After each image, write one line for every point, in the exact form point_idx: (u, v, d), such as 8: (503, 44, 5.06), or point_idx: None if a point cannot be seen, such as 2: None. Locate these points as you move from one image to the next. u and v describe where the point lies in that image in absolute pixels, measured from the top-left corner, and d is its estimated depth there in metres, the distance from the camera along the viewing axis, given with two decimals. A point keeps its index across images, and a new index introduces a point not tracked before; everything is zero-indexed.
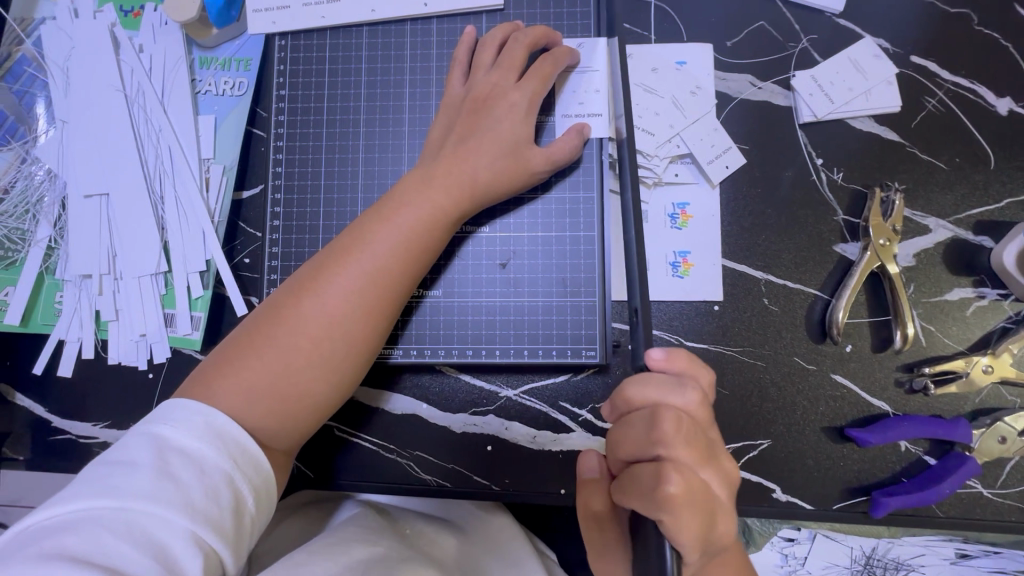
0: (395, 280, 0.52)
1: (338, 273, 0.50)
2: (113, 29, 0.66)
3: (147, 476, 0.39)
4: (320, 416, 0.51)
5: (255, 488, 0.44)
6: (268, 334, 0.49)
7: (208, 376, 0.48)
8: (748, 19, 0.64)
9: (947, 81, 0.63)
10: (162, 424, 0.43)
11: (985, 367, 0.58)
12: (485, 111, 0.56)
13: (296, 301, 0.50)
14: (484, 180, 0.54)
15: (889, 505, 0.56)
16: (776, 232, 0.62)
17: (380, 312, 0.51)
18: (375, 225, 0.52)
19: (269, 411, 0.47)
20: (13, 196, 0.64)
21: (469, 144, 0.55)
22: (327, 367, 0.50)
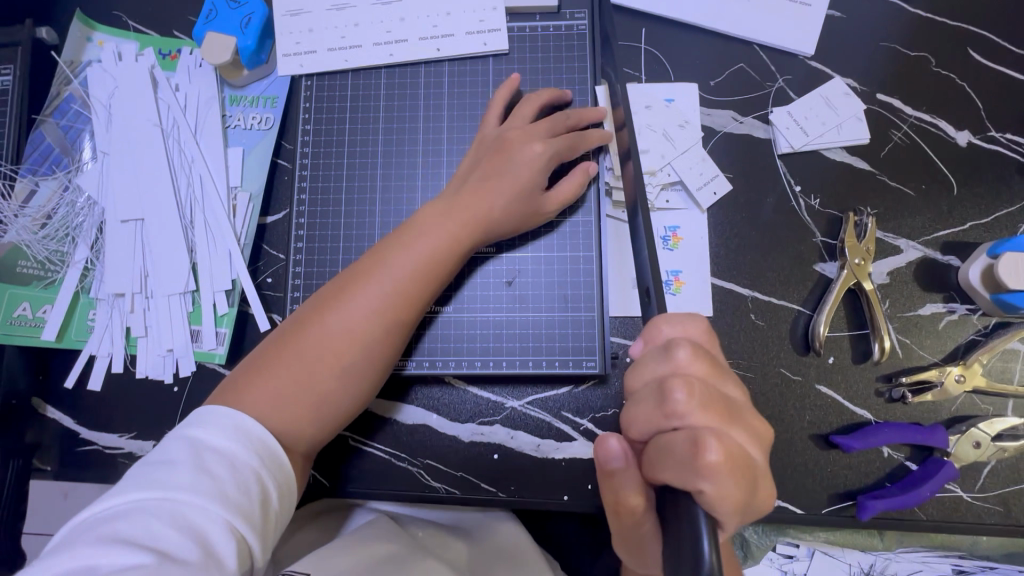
0: (414, 301, 0.56)
1: (361, 292, 0.55)
2: (153, 71, 0.72)
3: (186, 471, 0.42)
4: (339, 422, 0.56)
5: (279, 484, 0.47)
6: (294, 344, 0.53)
7: (238, 385, 0.51)
8: (729, 62, 0.71)
9: (910, 115, 0.69)
10: (195, 427, 0.46)
11: (957, 377, 0.62)
12: (508, 154, 0.60)
13: (321, 318, 0.54)
14: (497, 216, 0.59)
15: (875, 508, 0.60)
16: (761, 252, 0.67)
17: (397, 330, 0.56)
18: (397, 250, 0.56)
19: (295, 417, 0.52)
20: (55, 221, 0.69)
21: (490, 183, 0.59)
22: (348, 379, 0.54)
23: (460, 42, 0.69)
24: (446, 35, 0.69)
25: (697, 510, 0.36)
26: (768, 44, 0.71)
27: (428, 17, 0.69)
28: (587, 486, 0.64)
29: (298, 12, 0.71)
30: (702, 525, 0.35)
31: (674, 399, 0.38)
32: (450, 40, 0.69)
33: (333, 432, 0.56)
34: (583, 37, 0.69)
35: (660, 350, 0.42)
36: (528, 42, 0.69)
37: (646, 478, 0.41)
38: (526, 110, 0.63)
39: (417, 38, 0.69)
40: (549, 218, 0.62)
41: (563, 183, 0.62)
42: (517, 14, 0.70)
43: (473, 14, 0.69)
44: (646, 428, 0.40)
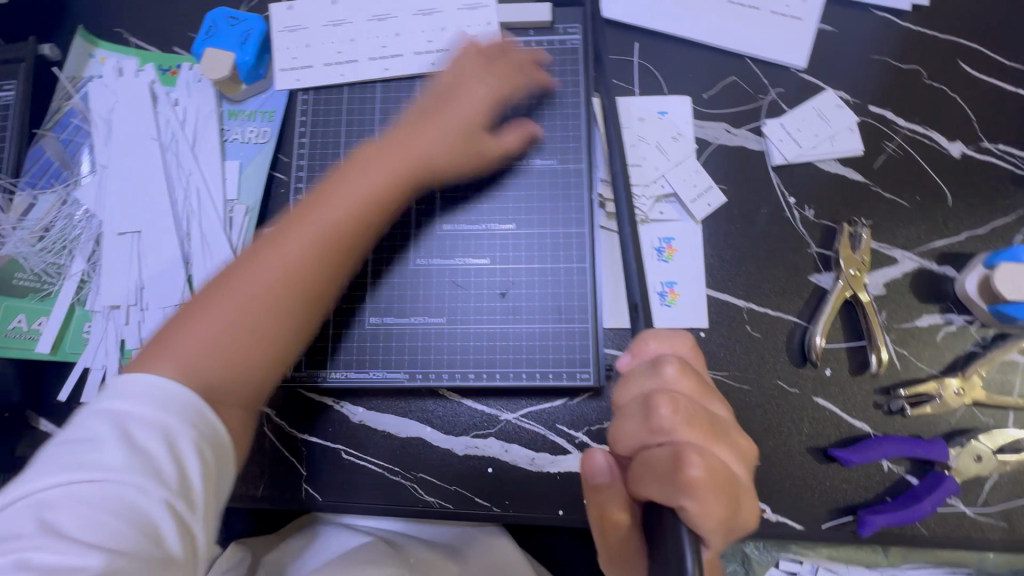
0: (351, 230, 0.56)
1: (296, 228, 0.54)
2: (153, 86, 0.73)
3: (114, 451, 0.41)
4: (279, 365, 0.53)
5: (217, 446, 0.45)
6: (228, 285, 0.51)
7: (166, 338, 0.49)
8: (721, 75, 0.72)
9: (903, 127, 0.70)
10: (119, 398, 0.44)
11: (956, 390, 0.62)
12: (449, 99, 0.63)
13: (254, 256, 0.53)
14: (437, 157, 0.61)
15: (875, 523, 0.59)
16: (756, 263, 0.67)
17: (335, 262, 0.55)
18: (332, 188, 0.57)
19: (226, 357, 0.49)
20: (53, 234, 0.70)
21: (431, 124, 0.62)
22: (284, 314, 0.52)
23: (455, 56, 0.70)
24: (441, 49, 0.70)
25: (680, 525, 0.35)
26: (760, 58, 0.72)
27: (423, 32, 0.70)
28: (583, 500, 0.63)
29: (296, 29, 0.72)
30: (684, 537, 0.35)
31: (654, 413, 0.38)
32: (444, 55, 0.70)
33: (274, 381, 0.53)
34: (576, 52, 0.70)
35: (649, 364, 0.42)
36: None
37: (630, 493, 0.41)
38: (473, 58, 0.66)
39: (413, 53, 0.70)
40: (492, 161, 0.65)
41: (505, 133, 0.66)
42: (511, 29, 0.71)
43: (468, 30, 0.70)
44: (631, 443, 0.40)
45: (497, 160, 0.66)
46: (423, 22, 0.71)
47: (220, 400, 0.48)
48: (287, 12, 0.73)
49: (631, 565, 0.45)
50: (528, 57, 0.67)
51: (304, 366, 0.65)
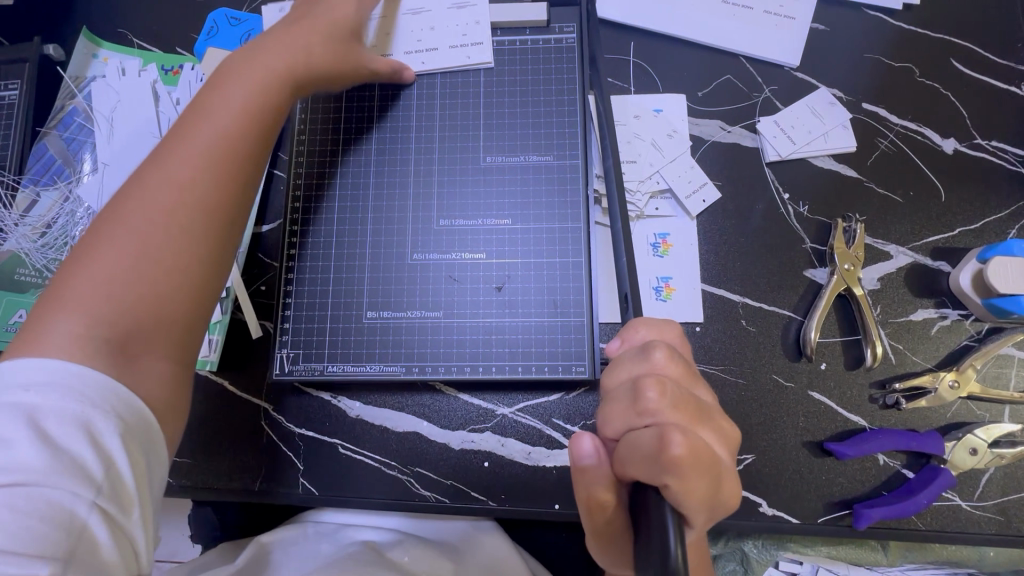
0: (238, 139, 0.54)
1: (178, 145, 0.52)
2: (155, 85, 0.75)
3: (30, 453, 0.39)
4: (203, 290, 0.51)
5: (145, 442, 0.44)
6: (116, 217, 0.49)
7: (61, 287, 0.47)
8: (716, 74, 0.73)
9: (896, 124, 0.70)
10: (28, 392, 0.41)
11: (951, 383, 0.62)
12: (309, 6, 0.63)
13: (137, 187, 0.51)
14: (316, 60, 0.61)
15: (871, 516, 0.59)
16: (751, 259, 0.68)
17: (231, 172, 0.53)
18: (203, 106, 0.55)
19: (134, 294, 0.48)
20: (54, 231, 0.70)
21: (293, 29, 0.61)
22: (188, 234, 0.50)
23: (445, 55, 0.71)
24: (431, 48, 0.71)
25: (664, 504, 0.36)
26: (755, 56, 0.73)
27: (412, 32, 0.71)
28: None
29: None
30: (670, 519, 0.35)
31: (642, 395, 0.39)
32: (434, 54, 0.71)
33: (202, 312, 0.52)
34: (572, 51, 0.71)
35: (638, 349, 0.43)
36: (517, 56, 0.71)
37: (617, 475, 0.40)
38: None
39: (402, 52, 0.71)
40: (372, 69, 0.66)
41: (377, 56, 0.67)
42: (507, 29, 0.72)
43: (458, 29, 0.71)
44: (620, 426, 0.40)
45: (379, 69, 0.67)
46: (412, 21, 0.71)
47: (129, 335, 0.47)
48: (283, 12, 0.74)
49: (613, 550, 0.45)
50: None
51: (302, 360, 0.65)
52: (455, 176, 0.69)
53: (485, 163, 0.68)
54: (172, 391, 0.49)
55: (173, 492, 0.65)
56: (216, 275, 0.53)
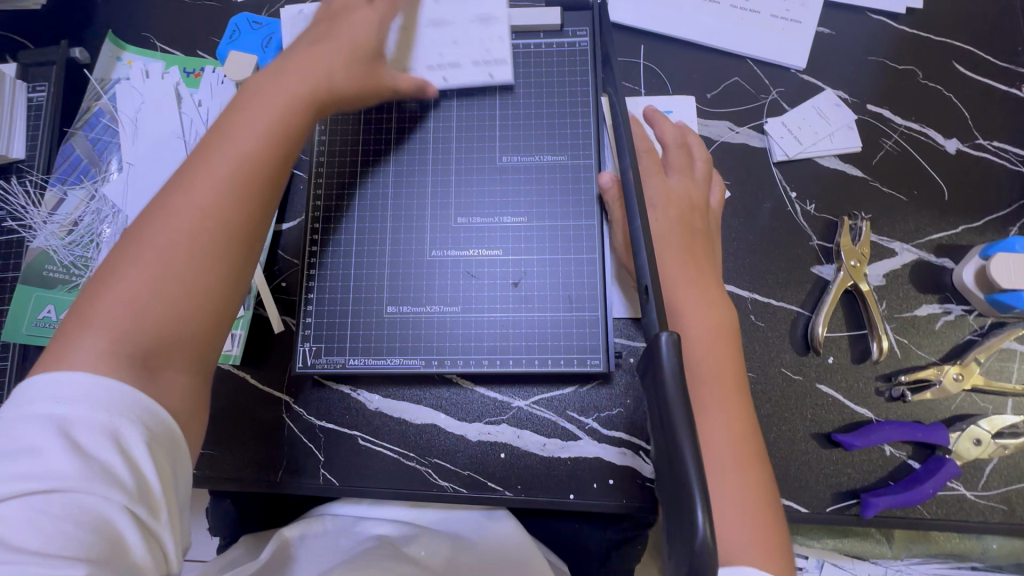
0: (264, 161, 0.52)
1: (202, 165, 0.51)
2: (178, 87, 0.77)
3: (64, 460, 0.40)
4: (224, 313, 0.50)
5: (170, 451, 0.45)
6: (139, 240, 0.48)
7: (84, 310, 0.46)
8: (724, 76, 0.75)
9: (900, 125, 0.72)
10: (57, 403, 0.42)
11: (955, 376, 0.64)
12: (337, 22, 0.62)
13: (160, 208, 0.49)
14: (342, 78, 0.59)
15: (878, 505, 0.61)
16: (759, 256, 0.69)
17: (257, 195, 0.51)
18: (225, 124, 0.53)
19: (157, 319, 0.47)
20: (81, 228, 0.72)
21: (320, 45, 0.59)
22: (211, 257, 0.49)
23: (467, 73, 0.72)
24: (454, 64, 0.71)
25: (658, 337, 0.41)
26: (761, 59, 0.75)
27: (435, 45, 0.71)
28: (593, 484, 0.65)
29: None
30: (665, 346, 0.40)
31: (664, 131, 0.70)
32: (455, 70, 0.71)
33: (221, 334, 0.51)
34: (585, 53, 0.73)
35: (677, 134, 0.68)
36: (532, 59, 0.73)
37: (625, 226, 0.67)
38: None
39: (423, 66, 0.71)
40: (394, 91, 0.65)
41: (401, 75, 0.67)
42: (522, 32, 0.74)
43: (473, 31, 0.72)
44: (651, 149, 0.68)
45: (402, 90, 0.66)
46: (435, 33, 0.71)
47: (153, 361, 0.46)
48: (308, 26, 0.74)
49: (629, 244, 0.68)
50: None
51: (323, 354, 0.67)
52: (472, 175, 0.70)
53: (502, 163, 0.70)
54: (191, 409, 0.49)
55: (196, 483, 0.67)
56: (237, 298, 0.51)
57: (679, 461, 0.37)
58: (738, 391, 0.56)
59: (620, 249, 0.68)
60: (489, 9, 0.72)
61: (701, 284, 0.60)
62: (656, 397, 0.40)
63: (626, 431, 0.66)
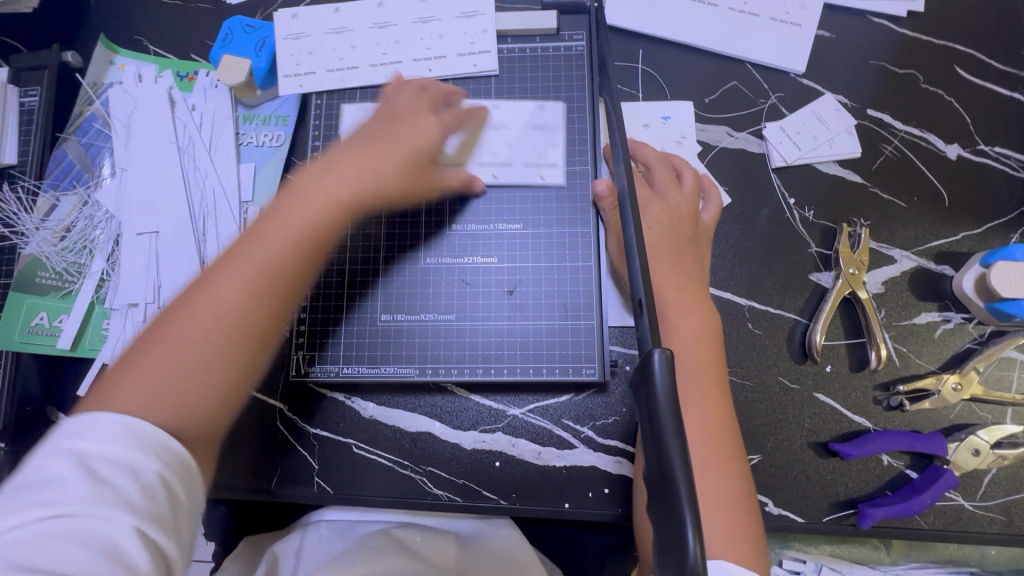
0: (292, 262, 0.52)
1: (238, 264, 0.51)
2: (171, 91, 0.76)
3: (79, 486, 0.40)
4: (228, 408, 0.50)
5: (185, 481, 0.45)
6: (165, 331, 0.49)
7: (105, 389, 0.47)
8: (723, 80, 0.74)
9: (900, 130, 0.71)
10: (77, 437, 0.42)
11: (954, 385, 0.63)
12: (394, 124, 0.62)
13: (191, 301, 0.50)
14: (386, 181, 0.59)
15: (875, 516, 0.60)
16: (757, 263, 0.69)
17: (281, 296, 0.52)
18: (268, 220, 0.53)
19: (164, 407, 0.46)
20: (74, 235, 0.72)
21: (371, 147, 0.59)
22: (226, 356, 0.49)
23: (518, 171, 0.69)
24: (505, 164, 0.69)
25: (647, 355, 0.40)
26: (760, 63, 0.74)
27: (488, 145, 0.70)
28: (588, 493, 0.64)
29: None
30: (655, 363, 0.39)
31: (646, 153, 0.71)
32: (441, 61, 0.73)
33: (225, 427, 0.50)
34: (581, 58, 0.72)
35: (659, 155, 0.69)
36: (528, 63, 0.73)
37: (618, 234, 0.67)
38: (414, 96, 0.66)
39: (475, 163, 0.69)
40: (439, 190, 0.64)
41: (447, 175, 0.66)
42: (518, 36, 0.74)
43: (464, 37, 0.73)
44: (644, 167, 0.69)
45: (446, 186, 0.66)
46: (489, 133, 0.70)
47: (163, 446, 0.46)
48: (359, 115, 0.73)
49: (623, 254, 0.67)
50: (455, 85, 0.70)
51: (317, 362, 0.67)
52: None
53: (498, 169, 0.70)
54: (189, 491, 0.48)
55: None
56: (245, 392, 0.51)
57: (671, 479, 0.37)
58: (726, 403, 0.56)
59: (616, 254, 0.66)
60: (546, 117, 0.70)
61: (690, 294, 0.61)
62: (647, 412, 0.39)
63: (622, 439, 0.65)
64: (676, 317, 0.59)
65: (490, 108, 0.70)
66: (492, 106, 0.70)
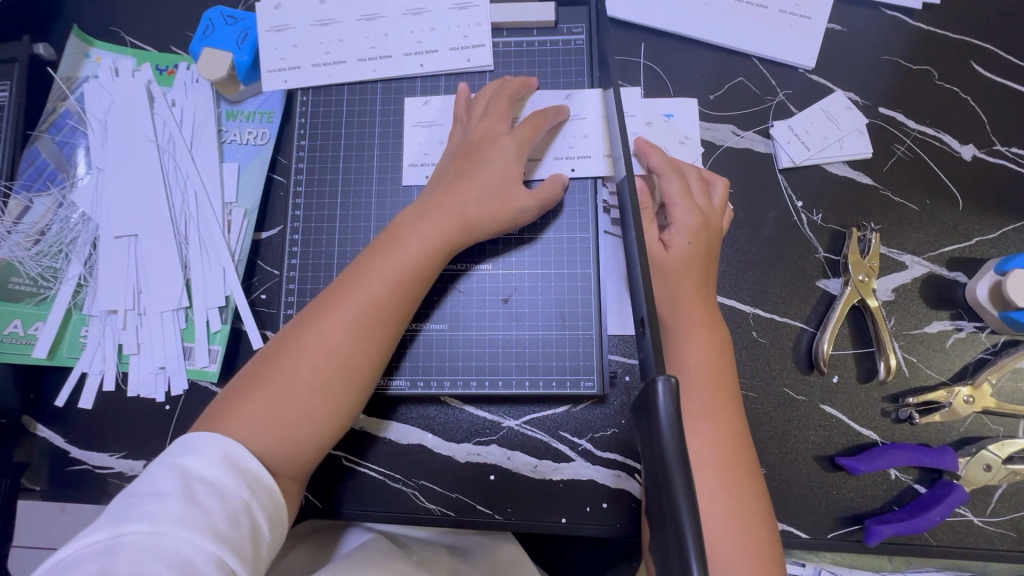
0: (388, 307, 0.54)
1: (340, 304, 0.53)
2: (150, 86, 0.72)
3: (176, 502, 0.41)
4: (325, 443, 0.52)
5: (269, 516, 0.46)
6: (271, 366, 0.51)
7: (214, 416, 0.49)
8: (728, 77, 0.71)
9: (913, 129, 0.68)
10: (184, 455, 0.45)
11: (966, 398, 0.61)
12: (477, 153, 0.60)
13: (295, 338, 0.52)
14: (475, 215, 0.58)
15: (883, 533, 0.58)
16: (763, 269, 0.66)
17: (378, 339, 0.53)
18: (368, 264, 0.55)
19: (271, 443, 0.49)
20: (49, 237, 0.69)
21: (461, 183, 0.59)
22: (326, 395, 0.51)
23: (595, 163, 0.65)
24: (584, 156, 0.66)
25: (653, 381, 0.36)
26: (767, 58, 0.70)
27: (563, 137, 0.66)
28: (586, 508, 0.62)
29: (431, 125, 0.68)
30: (660, 390, 0.36)
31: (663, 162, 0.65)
32: (434, 56, 0.69)
33: (317, 460, 0.52)
34: (581, 53, 0.69)
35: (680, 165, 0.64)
36: (525, 57, 0.69)
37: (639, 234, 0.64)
38: (490, 115, 0.63)
39: (551, 157, 0.66)
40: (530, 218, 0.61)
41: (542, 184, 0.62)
42: (514, 29, 0.70)
43: (457, 30, 0.69)
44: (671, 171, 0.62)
45: (540, 212, 0.62)
46: (564, 126, 0.66)
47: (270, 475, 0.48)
48: (423, 108, 0.69)
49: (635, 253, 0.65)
50: (518, 79, 0.65)
51: None
52: None
53: None
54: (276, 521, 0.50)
55: None
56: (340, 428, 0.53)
57: (675, 522, 0.34)
58: (732, 421, 0.54)
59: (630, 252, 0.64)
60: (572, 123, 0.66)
61: (695, 301, 0.58)
62: (651, 445, 0.37)
63: (620, 452, 0.63)
64: (679, 329, 0.57)
65: (563, 100, 0.67)
66: (565, 98, 0.67)
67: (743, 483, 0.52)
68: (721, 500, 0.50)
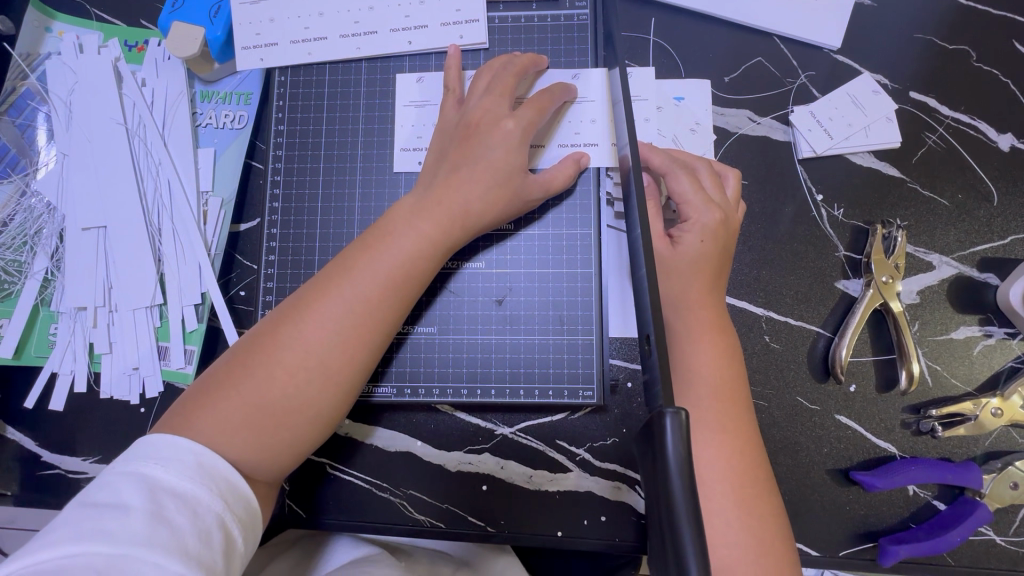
0: (381, 307, 0.49)
1: (325, 301, 0.48)
2: (117, 64, 0.67)
3: (141, 518, 0.36)
4: (304, 448, 0.48)
5: (244, 535, 0.41)
6: (245, 364, 0.46)
7: (180, 418, 0.45)
8: (747, 55, 0.65)
9: (947, 116, 0.63)
10: (152, 464, 0.40)
11: (994, 410, 0.57)
12: (477, 137, 0.55)
13: (274, 335, 0.47)
14: (476, 211, 0.53)
15: (899, 553, 0.54)
16: (778, 268, 0.61)
17: (368, 341, 0.49)
18: (358, 257, 0.50)
19: (245, 447, 0.44)
20: (12, 228, 0.65)
21: (461, 173, 0.53)
22: (307, 399, 0.47)
23: (601, 154, 0.60)
24: (591, 144, 0.60)
25: (664, 413, 0.33)
26: (790, 36, 0.64)
27: (567, 121, 0.61)
28: (584, 522, 0.59)
29: (424, 104, 0.63)
30: (670, 425, 0.33)
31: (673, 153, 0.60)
32: (423, 32, 0.63)
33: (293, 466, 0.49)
34: (584, 29, 0.63)
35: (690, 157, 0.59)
36: (523, 34, 0.63)
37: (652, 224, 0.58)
38: (487, 95, 0.56)
39: (555, 144, 0.60)
40: (536, 204, 0.57)
41: (551, 169, 0.57)
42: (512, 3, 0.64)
43: (449, 3, 0.63)
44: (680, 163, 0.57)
45: (546, 197, 0.58)
46: (570, 108, 0.61)
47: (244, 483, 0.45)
48: (415, 85, 0.63)
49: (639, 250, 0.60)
50: (529, 56, 0.59)
51: None
52: None
53: None
54: None
55: None
56: (321, 433, 0.49)
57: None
58: (744, 438, 0.49)
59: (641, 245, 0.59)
60: (574, 107, 0.61)
61: (707, 305, 0.53)
62: (656, 487, 0.33)
63: (620, 463, 0.59)
64: (689, 336, 0.52)
65: (569, 80, 0.61)
66: (572, 77, 0.61)
67: (757, 504, 0.47)
68: (731, 523, 0.46)
